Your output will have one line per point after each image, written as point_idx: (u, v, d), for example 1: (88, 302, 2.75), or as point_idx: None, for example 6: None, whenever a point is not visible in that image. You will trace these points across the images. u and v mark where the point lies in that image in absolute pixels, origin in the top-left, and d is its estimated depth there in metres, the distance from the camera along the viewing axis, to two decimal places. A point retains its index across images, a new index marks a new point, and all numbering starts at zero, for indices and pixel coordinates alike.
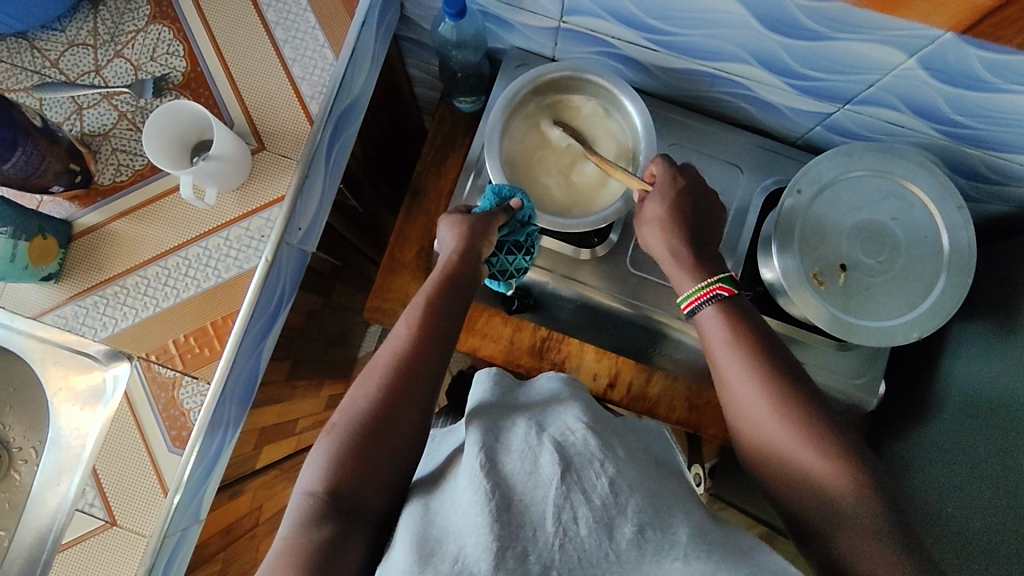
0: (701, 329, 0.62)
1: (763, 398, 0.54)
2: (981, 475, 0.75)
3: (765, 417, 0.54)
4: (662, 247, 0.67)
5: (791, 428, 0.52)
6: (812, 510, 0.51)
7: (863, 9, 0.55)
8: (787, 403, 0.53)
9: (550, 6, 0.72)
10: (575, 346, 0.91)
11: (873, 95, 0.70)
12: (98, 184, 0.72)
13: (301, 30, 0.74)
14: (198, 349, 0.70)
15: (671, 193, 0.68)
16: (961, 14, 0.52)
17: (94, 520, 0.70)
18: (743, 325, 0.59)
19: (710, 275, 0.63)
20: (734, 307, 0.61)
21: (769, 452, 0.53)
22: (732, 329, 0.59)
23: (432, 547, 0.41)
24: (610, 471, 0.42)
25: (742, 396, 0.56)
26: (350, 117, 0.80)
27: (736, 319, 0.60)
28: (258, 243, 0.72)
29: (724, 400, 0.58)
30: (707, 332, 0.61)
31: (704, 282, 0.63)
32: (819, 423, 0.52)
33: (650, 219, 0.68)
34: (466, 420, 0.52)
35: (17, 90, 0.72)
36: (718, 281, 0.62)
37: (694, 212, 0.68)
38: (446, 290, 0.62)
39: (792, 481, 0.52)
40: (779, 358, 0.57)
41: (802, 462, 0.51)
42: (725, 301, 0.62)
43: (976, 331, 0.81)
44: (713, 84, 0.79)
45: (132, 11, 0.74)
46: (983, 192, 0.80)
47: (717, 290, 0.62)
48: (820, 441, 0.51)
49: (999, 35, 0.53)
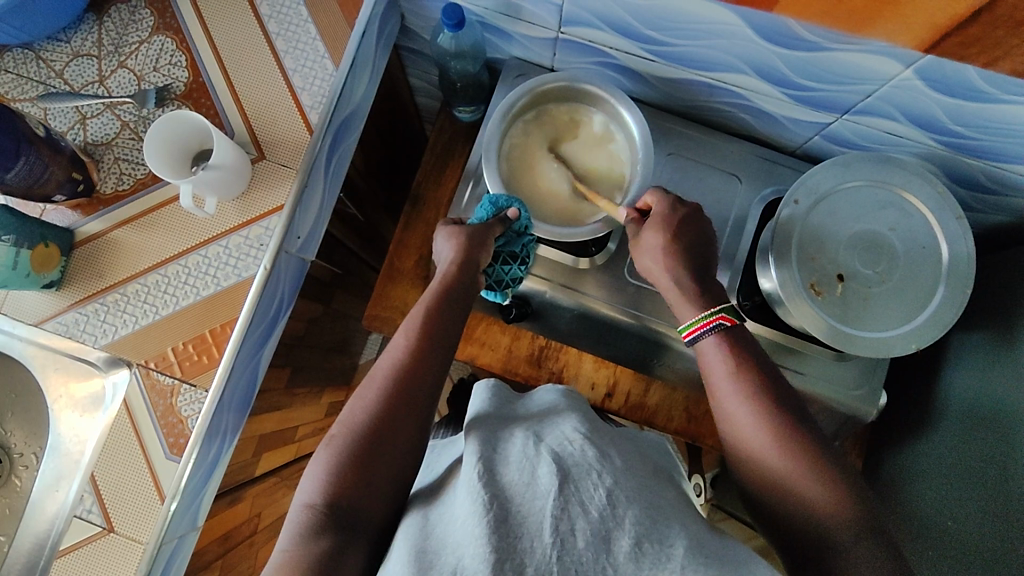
0: (703, 359, 0.62)
1: (763, 427, 0.54)
2: (981, 488, 0.75)
3: (766, 447, 0.54)
4: (663, 275, 0.66)
5: (792, 456, 0.52)
6: (810, 542, 0.50)
7: (836, 25, 0.57)
8: (787, 434, 0.54)
9: (548, 17, 0.73)
10: (571, 356, 0.93)
11: (870, 105, 0.70)
12: (101, 193, 0.73)
13: (302, 41, 0.75)
14: (196, 356, 0.71)
15: (669, 221, 0.66)
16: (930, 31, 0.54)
17: (93, 526, 0.70)
18: (745, 356, 0.59)
19: (713, 304, 0.63)
20: (737, 339, 0.61)
21: (768, 481, 0.53)
22: (734, 359, 0.59)
23: (430, 559, 0.41)
24: (606, 482, 0.42)
25: (742, 426, 0.56)
26: (350, 126, 0.80)
27: (738, 350, 0.60)
28: (257, 252, 0.72)
29: (723, 429, 0.58)
30: (708, 363, 0.61)
31: (708, 311, 0.63)
32: (817, 453, 0.53)
33: (648, 248, 0.66)
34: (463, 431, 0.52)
35: (22, 100, 0.74)
36: (721, 311, 0.62)
37: (694, 240, 0.67)
38: (444, 301, 0.62)
39: (791, 510, 0.52)
40: (777, 388, 0.57)
41: (801, 491, 0.51)
42: (728, 333, 0.61)
43: (976, 342, 0.81)
44: (711, 94, 0.80)
45: (136, 23, 0.75)
46: (983, 202, 0.80)
47: (720, 320, 0.62)
48: (819, 470, 0.52)
49: (973, 48, 0.54)
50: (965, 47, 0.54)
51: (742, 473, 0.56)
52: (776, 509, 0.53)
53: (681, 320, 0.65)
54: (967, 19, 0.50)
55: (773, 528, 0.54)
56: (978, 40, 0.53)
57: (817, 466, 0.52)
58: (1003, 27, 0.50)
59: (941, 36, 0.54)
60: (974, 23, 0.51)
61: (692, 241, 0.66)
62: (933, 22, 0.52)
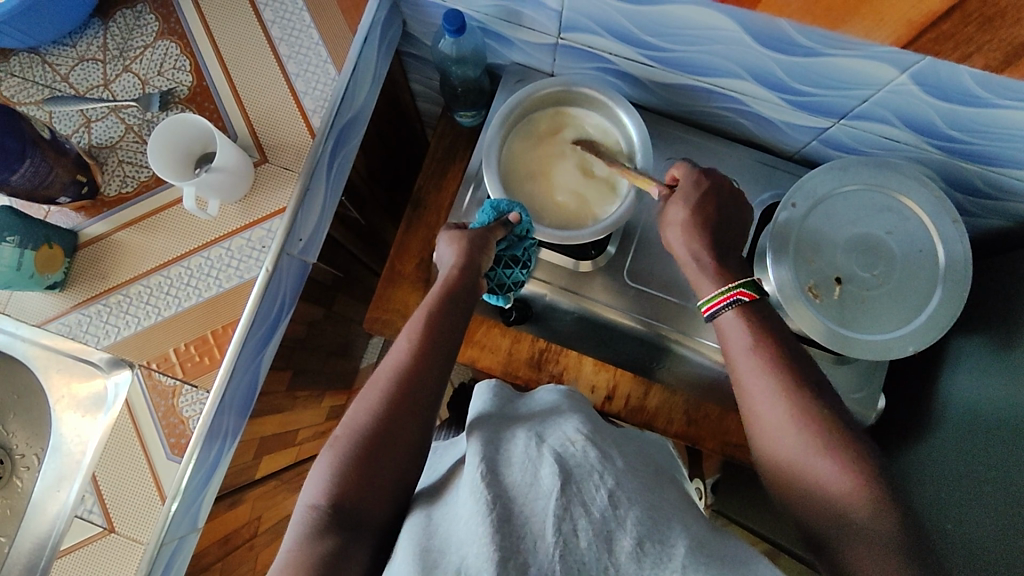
0: (721, 334, 0.62)
1: (784, 407, 0.55)
2: (980, 491, 0.75)
3: (786, 427, 0.54)
4: (685, 251, 0.66)
5: (812, 437, 0.53)
6: (828, 523, 0.51)
7: (811, 23, 0.56)
8: (808, 414, 0.54)
9: (548, 23, 0.74)
10: (572, 358, 0.92)
11: (867, 110, 0.71)
12: (104, 195, 0.74)
13: (305, 46, 0.76)
14: (198, 357, 0.71)
15: (691, 196, 0.66)
16: (903, 29, 0.53)
17: (93, 527, 0.71)
18: (766, 332, 0.59)
19: (731, 280, 0.63)
20: (755, 315, 0.60)
21: (786, 462, 0.54)
22: (753, 335, 0.59)
23: (435, 558, 0.41)
24: (608, 483, 0.42)
25: (762, 405, 0.56)
26: (352, 130, 0.81)
27: (758, 326, 0.60)
28: (258, 254, 0.73)
29: (742, 408, 0.58)
30: (727, 338, 0.61)
31: (726, 286, 0.62)
32: (837, 434, 0.53)
33: (674, 222, 0.66)
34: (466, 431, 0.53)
35: (28, 103, 0.74)
36: (740, 286, 0.62)
37: (714, 214, 0.67)
38: (447, 303, 0.63)
39: (809, 492, 0.52)
40: (798, 366, 0.57)
41: (820, 473, 0.52)
42: (747, 308, 0.61)
43: (974, 346, 0.81)
44: (710, 99, 0.81)
45: (141, 28, 0.76)
46: (980, 207, 0.80)
47: (738, 295, 0.61)
48: (839, 451, 0.52)
49: (948, 43, 0.53)
50: (939, 43, 0.53)
51: (760, 454, 0.56)
52: (793, 490, 0.53)
53: (699, 296, 0.65)
54: (939, 16, 0.50)
55: (790, 508, 0.54)
56: (951, 35, 0.52)
57: (836, 446, 0.52)
58: (974, 23, 0.50)
59: (916, 32, 0.53)
60: (947, 18, 0.50)
61: (714, 215, 0.66)
62: (907, 20, 0.52)
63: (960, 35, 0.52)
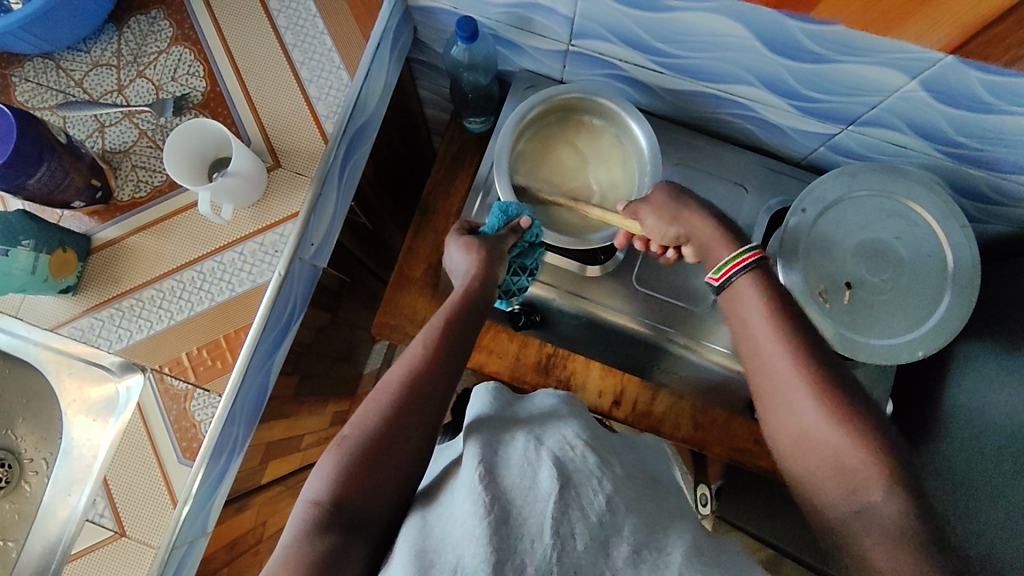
0: (733, 298, 0.59)
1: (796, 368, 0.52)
2: (983, 495, 0.76)
3: (796, 394, 0.52)
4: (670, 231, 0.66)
5: (823, 402, 0.50)
6: (840, 503, 0.49)
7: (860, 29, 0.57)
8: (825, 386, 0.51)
9: (560, 30, 0.74)
10: (579, 363, 0.91)
11: (878, 116, 0.71)
12: (118, 200, 0.74)
13: (318, 52, 0.76)
14: (210, 361, 0.71)
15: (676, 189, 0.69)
16: (957, 31, 0.54)
17: (105, 530, 0.70)
18: (777, 295, 0.57)
19: (744, 243, 0.61)
20: (768, 277, 0.58)
21: (798, 433, 0.51)
22: (767, 298, 0.56)
23: (431, 558, 0.40)
24: (605, 489, 0.43)
25: (776, 376, 0.53)
26: (363, 136, 0.81)
27: (769, 290, 0.57)
28: (271, 258, 0.73)
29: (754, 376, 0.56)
30: (741, 301, 0.58)
31: (741, 248, 0.60)
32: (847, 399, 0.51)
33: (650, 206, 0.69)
34: (463, 432, 0.52)
35: (42, 108, 0.75)
36: (752, 248, 0.60)
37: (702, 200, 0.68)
38: (463, 314, 0.62)
39: (816, 459, 0.50)
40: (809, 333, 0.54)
41: (833, 446, 0.49)
42: (759, 270, 0.59)
43: (979, 351, 0.82)
44: (718, 106, 0.81)
45: (155, 34, 0.76)
46: (985, 213, 0.81)
47: (752, 257, 0.59)
48: (854, 433, 0.49)
49: (997, 48, 0.54)
50: (989, 46, 0.54)
51: (771, 421, 0.54)
52: (804, 466, 0.51)
53: (714, 260, 0.62)
54: (995, 19, 0.51)
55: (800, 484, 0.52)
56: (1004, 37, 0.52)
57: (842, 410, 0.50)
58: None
59: (969, 37, 0.54)
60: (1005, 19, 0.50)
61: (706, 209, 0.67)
62: (960, 23, 0.53)
63: (1014, 37, 0.52)
